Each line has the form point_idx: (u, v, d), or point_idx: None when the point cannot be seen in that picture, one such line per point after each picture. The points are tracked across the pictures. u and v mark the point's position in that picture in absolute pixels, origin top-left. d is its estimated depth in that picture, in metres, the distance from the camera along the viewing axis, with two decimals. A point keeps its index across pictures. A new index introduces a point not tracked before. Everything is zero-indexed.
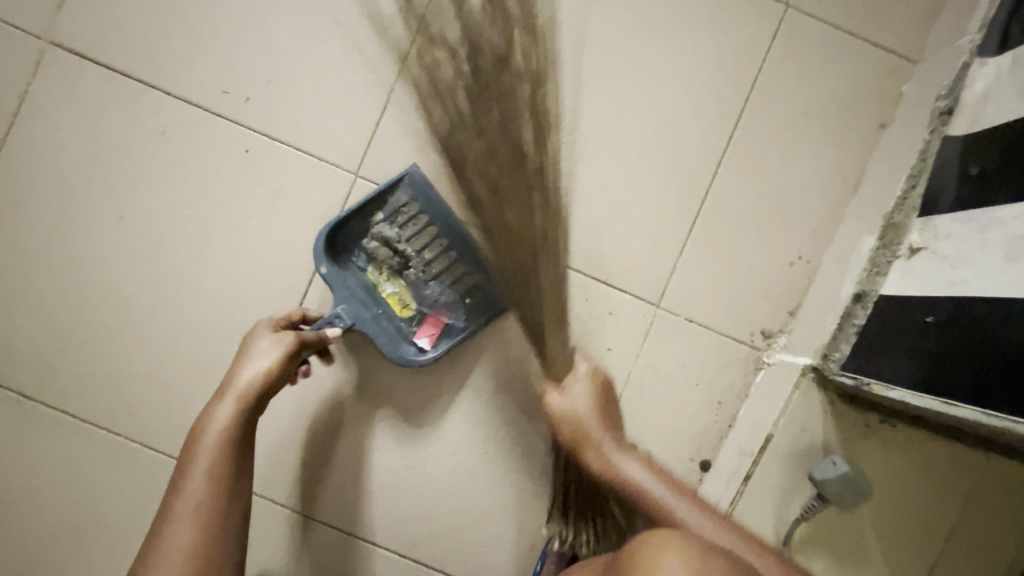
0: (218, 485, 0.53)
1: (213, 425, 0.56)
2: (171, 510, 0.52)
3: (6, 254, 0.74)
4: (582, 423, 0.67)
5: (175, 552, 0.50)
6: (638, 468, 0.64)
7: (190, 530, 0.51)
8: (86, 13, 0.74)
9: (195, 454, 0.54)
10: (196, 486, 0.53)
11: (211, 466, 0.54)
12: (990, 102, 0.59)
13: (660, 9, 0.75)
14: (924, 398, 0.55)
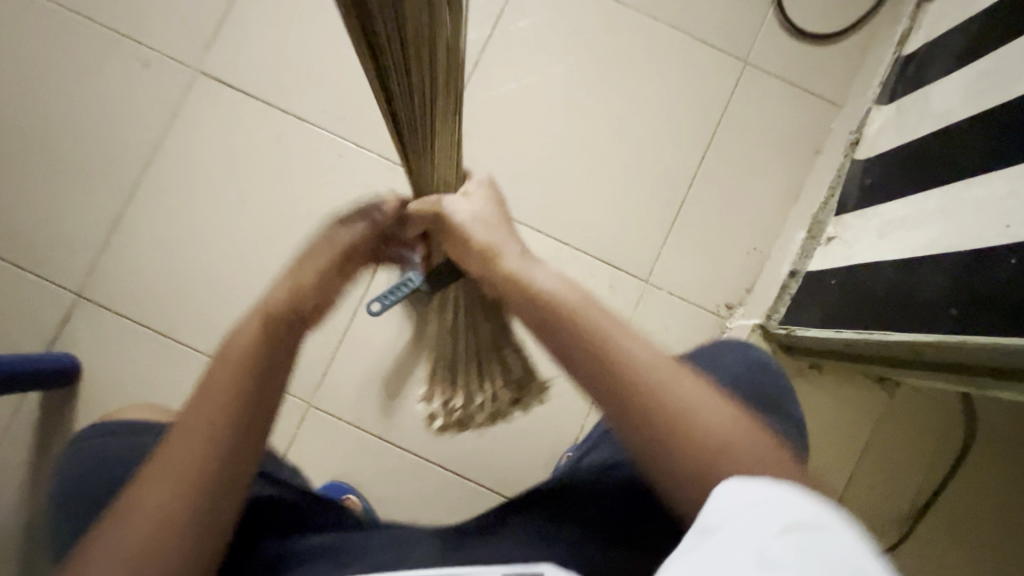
0: (227, 413, 0.51)
1: (239, 339, 0.54)
2: (178, 429, 0.51)
3: (156, 225, 0.98)
4: (493, 249, 0.61)
5: (160, 472, 0.49)
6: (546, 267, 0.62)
7: (191, 454, 0.49)
8: (227, 50, 0.99)
9: (218, 365, 0.53)
10: (204, 410, 0.51)
11: (224, 390, 0.51)
12: (880, 136, 0.86)
13: (653, 60, 1.01)
14: (827, 332, 0.79)
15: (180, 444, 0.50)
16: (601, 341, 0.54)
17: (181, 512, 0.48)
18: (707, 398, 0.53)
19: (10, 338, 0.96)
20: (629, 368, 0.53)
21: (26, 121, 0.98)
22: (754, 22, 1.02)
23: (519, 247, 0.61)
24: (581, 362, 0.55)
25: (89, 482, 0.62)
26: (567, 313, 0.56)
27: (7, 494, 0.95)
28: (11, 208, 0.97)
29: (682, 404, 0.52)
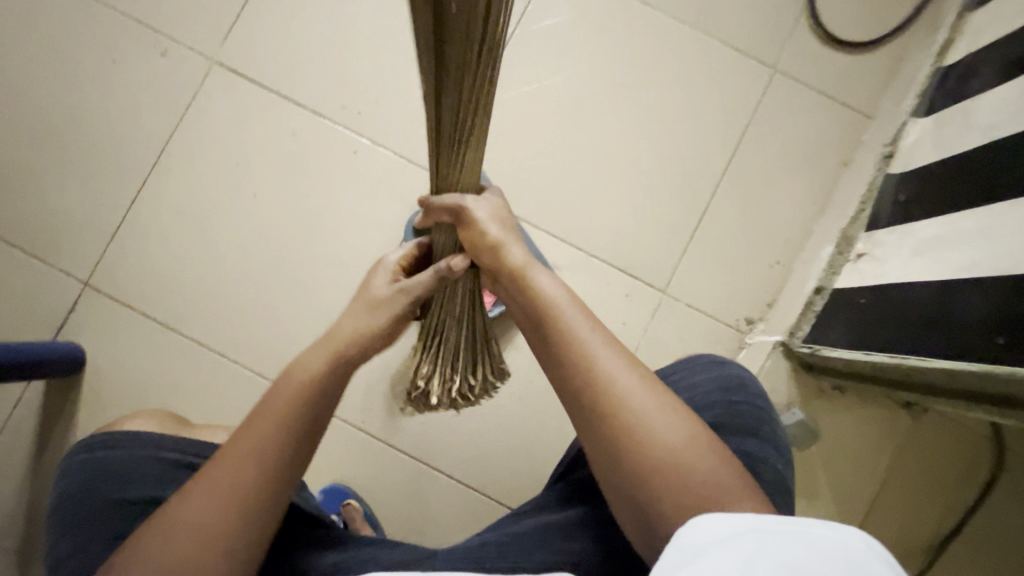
0: (282, 431, 0.54)
1: (304, 371, 0.58)
2: (230, 443, 0.53)
3: (167, 217, 0.97)
4: (500, 245, 0.66)
5: (207, 483, 0.51)
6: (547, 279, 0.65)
7: (242, 466, 0.51)
8: (244, 42, 0.98)
9: (280, 387, 0.57)
10: (263, 427, 0.54)
11: (283, 411, 0.55)
12: (915, 150, 0.82)
13: (679, 65, 0.98)
14: (854, 353, 0.77)
15: (229, 460, 0.52)
16: (564, 331, 0.60)
17: (221, 525, 0.49)
18: (653, 403, 0.54)
19: (18, 325, 0.96)
20: (592, 361, 0.57)
21: (43, 107, 0.97)
22: (785, 28, 0.98)
23: (524, 252, 0.67)
24: (546, 348, 0.61)
25: (96, 491, 0.61)
26: (545, 306, 0.63)
27: (8, 482, 0.94)
28: (25, 194, 0.97)
29: (637, 408, 0.54)
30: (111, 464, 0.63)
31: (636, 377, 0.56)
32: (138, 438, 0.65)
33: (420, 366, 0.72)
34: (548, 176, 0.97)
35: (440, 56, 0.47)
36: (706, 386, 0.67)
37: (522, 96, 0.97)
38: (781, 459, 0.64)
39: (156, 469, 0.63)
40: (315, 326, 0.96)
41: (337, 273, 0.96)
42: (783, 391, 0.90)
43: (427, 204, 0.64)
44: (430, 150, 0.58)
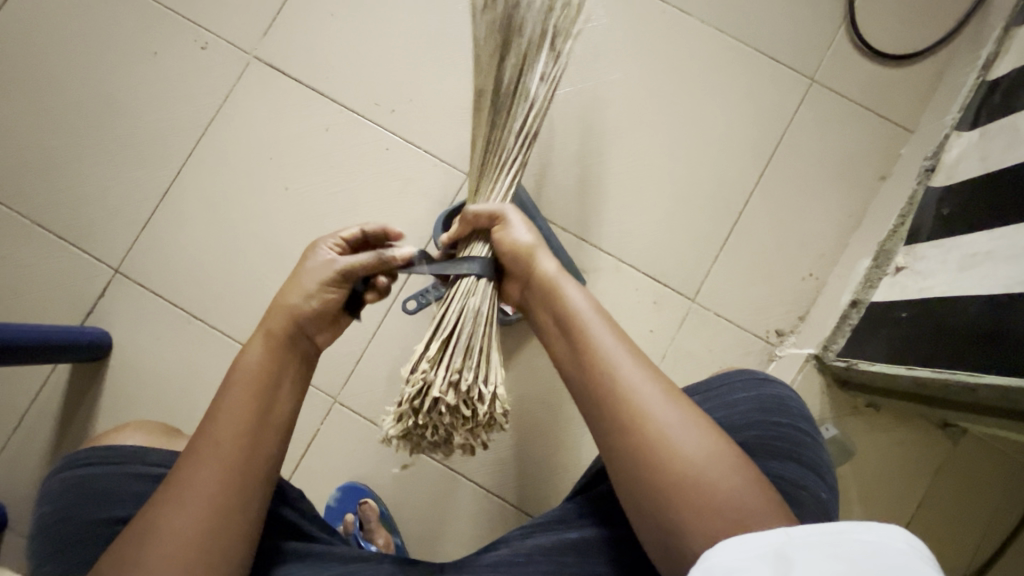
0: (242, 430, 0.54)
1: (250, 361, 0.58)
2: (195, 448, 0.53)
3: (200, 208, 0.98)
4: (531, 253, 0.65)
5: (181, 492, 0.51)
6: (578, 292, 0.64)
7: (216, 471, 0.52)
8: (283, 38, 0.99)
9: (229, 387, 0.56)
10: (223, 429, 0.54)
11: (241, 412, 0.55)
12: (959, 164, 0.80)
13: (714, 73, 0.97)
14: (896, 367, 0.74)
15: (200, 466, 0.52)
16: (589, 343, 0.59)
17: (201, 529, 0.50)
18: (679, 418, 0.52)
19: (48, 309, 0.97)
20: (615, 372, 0.56)
21: (82, 96, 0.99)
22: (824, 39, 0.97)
23: (555, 262, 0.66)
24: (574, 360, 0.60)
25: (82, 511, 0.60)
26: (571, 320, 0.61)
27: (29, 464, 0.94)
28: (61, 181, 0.98)
29: (660, 424, 0.52)
30: (101, 480, 0.61)
31: (663, 392, 0.54)
32: (117, 455, 0.63)
33: (429, 351, 0.65)
34: (579, 178, 0.96)
35: (495, 99, 0.68)
36: (745, 405, 0.65)
37: (556, 98, 0.97)
38: (823, 484, 0.61)
39: (140, 486, 0.61)
40: None
41: None
42: (814, 407, 0.87)
43: (465, 211, 0.68)
44: (484, 120, 0.69)
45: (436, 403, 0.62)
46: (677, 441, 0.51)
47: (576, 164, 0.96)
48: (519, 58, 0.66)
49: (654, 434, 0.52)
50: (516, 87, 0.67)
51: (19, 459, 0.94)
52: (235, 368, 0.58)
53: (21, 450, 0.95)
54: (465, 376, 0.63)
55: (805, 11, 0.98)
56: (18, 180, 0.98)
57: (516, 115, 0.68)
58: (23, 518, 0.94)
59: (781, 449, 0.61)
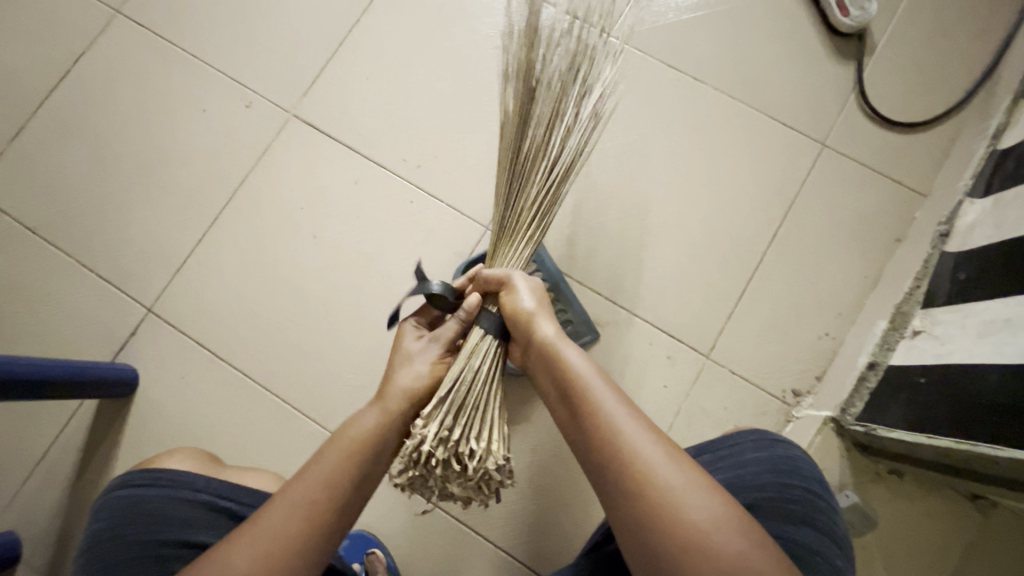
0: (331, 491, 0.59)
1: (361, 426, 0.64)
2: (285, 496, 0.57)
3: (232, 252, 1.03)
4: (532, 317, 0.67)
5: (258, 533, 0.54)
6: (578, 355, 0.65)
7: (292, 522, 0.55)
8: (321, 98, 1.06)
9: (337, 445, 0.62)
10: (319, 482, 0.59)
11: (336, 472, 0.60)
12: (973, 231, 0.81)
13: (727, 137, 1.01)
14: (918, 435, 0.72)
15: (281, 514, 0.56)
16: (593, 408, 0.59)
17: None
18: (684, 479, 0.52)
19: (84, 344, 1.01)
20: (617, 433, 0.56)
21: (134, 148, 1.07)
22: (834, 107, 1.01)
23: (555, 326, 0.67)
24: (576, 422, 0.61)
25: (128, 533, 0.65)
26: (573, 383, 0.62)
27: (48, 497, 0.96)
28: (107, 224, 1.05)
29: (665, 486, 0.52)
30: (149, 503, 0.67)
31: (665, 452, 0.54)
32: (173, 479, 0.68)
33: (425, 409, 0.64)
34: (595, 233, 0.99)
35: (519, 157, 0.71)
36: (758, 466, 0.66)
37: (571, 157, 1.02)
38: (839, 552, 0.60)
39: (189, 511, 0.67)
40: (359, 366, 0.98)
41: (384, 316, 0.99)
42: (834, 473, 0.85)
43: (477, 274, 0.71)
44: (507, 177, 0.72)
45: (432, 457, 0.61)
46: (691, 517, 0.50)
47: (591, 220, 0.99)
48: (546, 121, 0.70)
49: (668, 509, 0.50)
50: (541, 150, 0.70)
51: (39, 492, 0.97)
52: (349, 425, 0.64)
53: (42, 483, 0.97)
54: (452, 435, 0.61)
55: (815, 80, 1.02)
56: (68, 223, 1.05)
57: (543, 175, 0.71)
58: (37, 552, 0.95)
59: (796, 513, 0.61)
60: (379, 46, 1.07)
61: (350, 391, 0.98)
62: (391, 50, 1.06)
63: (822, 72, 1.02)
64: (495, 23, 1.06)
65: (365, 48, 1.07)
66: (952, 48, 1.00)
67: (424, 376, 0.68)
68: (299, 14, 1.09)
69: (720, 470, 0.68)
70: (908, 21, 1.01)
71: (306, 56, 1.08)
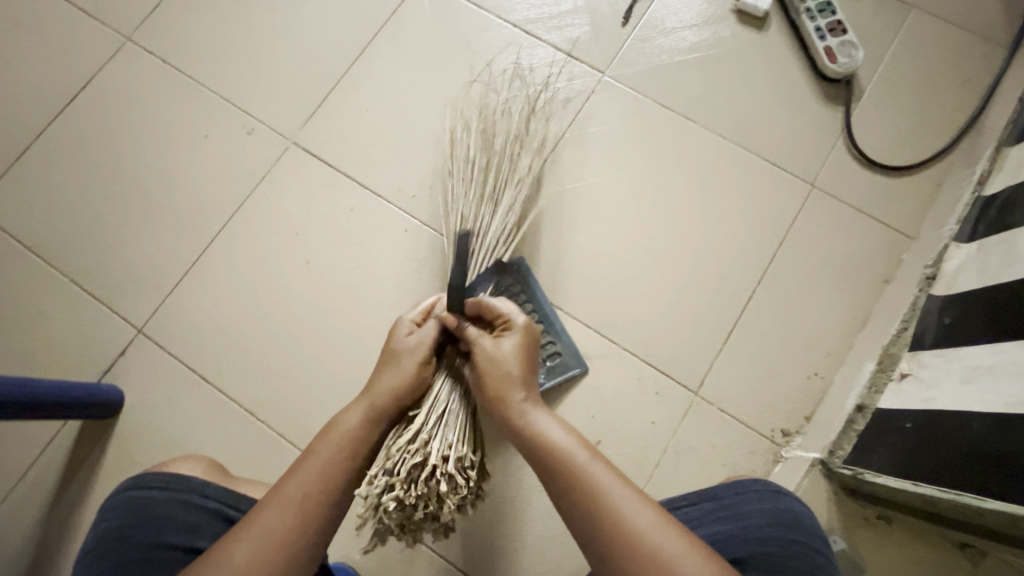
0: (324, 486, 0.63)
1: (344, 427, 0.69)
2: (278, 493, 0.62)
3: (225, 275, 1.04)
4: (506, 383, 0.72)
5: (256, 531, 0.59)
6: (549, 418, 0.70)
7: (287, 518, 0.60)
8: (322, 128, 1.09)
9: (325, 443, 0.67)
10: (306, 480, 0.63)
11: (325, 466, 0.65)
12: (959, 274, 0.82)
13: (717, 174, 1.03)
14: (902, 482, 0.73)
15: (276, 511, 0.60)
16: (566, 462, 0.64)
17: (257, 569, 0.57)
18: (652, 521, 0.57)
19: (72, 363, 1.01)
20: (591, 481, 0.61)
21: (137, 170, 1.09)
22: (823, 149, 1.03)
23: (528, 389, 0.73)
24: (549, 472, 0.64)
25: (133, 533, 0.65)
26: (543, 440, 0.67)
27: (24, 519, 0.95)
28: (104, 243, 1.06)
29: (635, 526, 0.57)
30: (153, 506, 0.68)
31: (637, 498, 0.60)
32: (181, 483, 0.70)
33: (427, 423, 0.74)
34: (585, 265, 1.00)
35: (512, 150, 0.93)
36: (759, 518, 0.67)
37: (561, 187, 1.03)
38: None
39: (193, 516, 0.68)
40: (346, 394, 0.98)
41: (374, 343, 1.00)
42: (823, 517, 0.83)
43: (483, 306, 0.78)
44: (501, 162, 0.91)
45: (435, 473, 0.68)
46: (661, 552, 0.55)
47: (582, 252, 1.01)
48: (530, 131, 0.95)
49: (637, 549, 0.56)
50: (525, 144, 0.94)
51: (14, 513, 0.95)
52: (334, 423, 0.70)
53: (18, 504, 0.95)
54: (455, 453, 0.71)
55: (805, 121, 1.04)
56: (66, 241, 1.06)
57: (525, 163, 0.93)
58: None
59: (799, 568, 0.62)
60: (381, 79, 1.10)
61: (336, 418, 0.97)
62: (392, 81, 1.09)
63: (811, 115, 1.04)
64: (494, 60, 1.08)
65: (368, 80, 1.10)
66: (939, 95, 1.03)
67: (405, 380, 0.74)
68: (306, 46, 1.12)
69: (724, 522, 0.69)
70: (895, 68, 1.04)
71: (310, 86, 1.10)
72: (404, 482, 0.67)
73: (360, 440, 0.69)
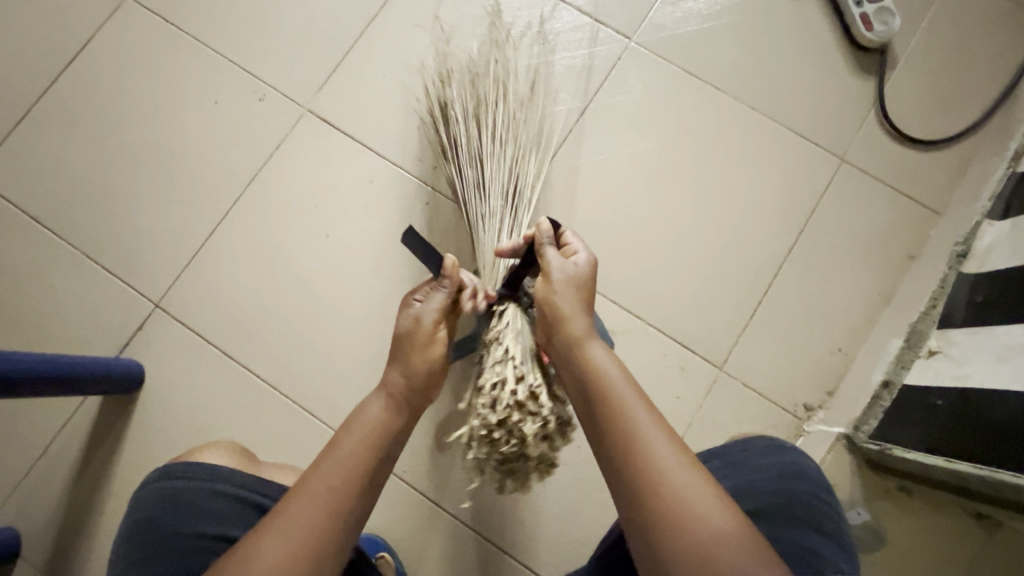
0: (351, 475, 0.61)
1: (368, 419, 0.67)
2: (305, 487, 0.59)
3: (242, 248, 1.01)
4: (551, 283, 0.72)
5: (283, 526, 0.56)
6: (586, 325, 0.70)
7: (313, 515, 0.57)
8: (335, 95, 1.04)
9: (347, 437, 0.65)
10: (333, 476, 0.60)
11: (353, 457, 0.63)
12: (991, 253, 0.83)
13: (746, 147, 1.01)
14: (933, 458, 0.75)
15: (303, 505, 0.57)
16: (587, 359, 0.66)
17: (284, 567, 0.53)
18: (646, 421, 0.59)
19: (88, 338, 0.99)
20: (602, 378, 0.64)
21: (144, 138, 1.04)
22: (854, 123, 1.01)
23: (576, 295, 0.72)
24: (588, 404, 0.64)
25: (165, 524, 0.66)
26: (571, 336, 0.69)
27: (48, 493, 0.95)
28: (113, 216, 1.03)
29: (627, 418, 0.60)
30: (183, 495, 0.68)
31: (644, 407, 0.60)
32: (209, 472, 0.70)
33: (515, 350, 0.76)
34: (612, 240, 0.99)
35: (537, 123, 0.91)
36: (766, 472, 0.67)
37: (587, 159, 1.01)
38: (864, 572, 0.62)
39: (223, 504, 0.68)
40: (370, 370, 0.98)
41: (397, 318, 0.99)
42: (846, 489, 0.87)
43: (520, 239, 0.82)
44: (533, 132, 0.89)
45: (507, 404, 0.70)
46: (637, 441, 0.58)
47: (609, 225, 0.99)
48: None
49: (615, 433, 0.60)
50: None
51: (39, 488, 0.95)
52: (360, 416, 0.67)
53: (42, 479, 0.95)
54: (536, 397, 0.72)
55: (836, 93, 1.02)
56: (73, 213, 1.03)
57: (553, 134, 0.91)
58: (37, 548, 0.94)
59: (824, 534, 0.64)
60: (397, 42, 1.05)
61: (361, 394, 0.97)
62: (407, 44, 1.04)
63: (843, 85, 1.02)
64: (514, 22, 1.03)
65: (382, 44, 1.05)
66: (974, 66, 1.00)
67: (417, 352, 0.73)
68: (315, 7, 1.06)
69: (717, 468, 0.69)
70: (930, 38, 1.01)
71: (321, 50, 1.05)
72: (483, 406, 0.71)
73: (384, 432, 0.67)
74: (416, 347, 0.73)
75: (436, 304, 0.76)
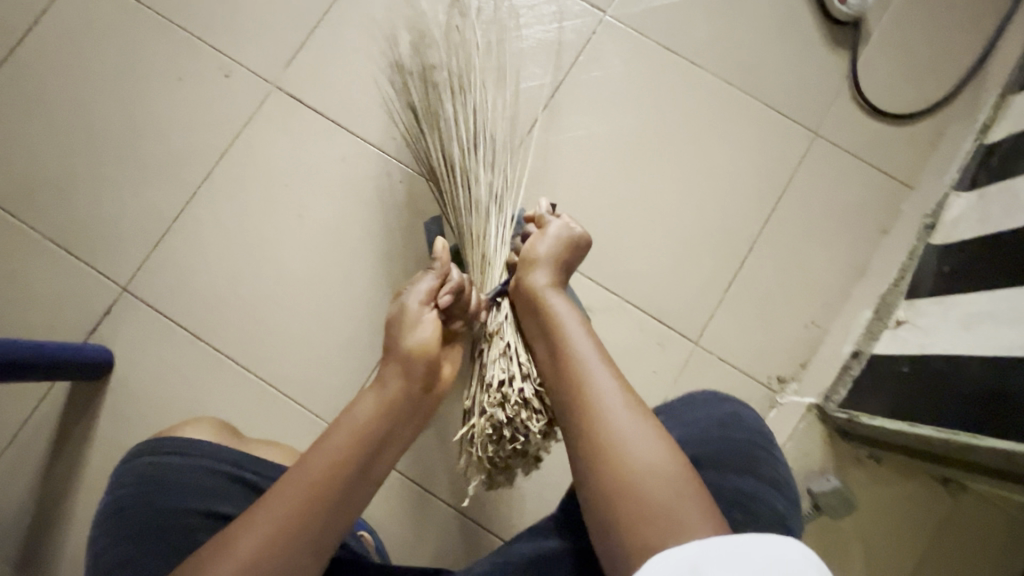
0: (334, 471, 0.60)
1: (359, 415, 0.66)
2: (286, 481, 0.59)
3: (212, 229, 0.99)
4: (532, 267, 0.76)
5: (261, 519, 0.56)
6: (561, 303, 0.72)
7: (290, 510, 0.57)
8: (305, 71, 1.01)
9: (336, 432, 0.64)
10: (315, 470, 0.60)
11: (339, 453, 0.62)
12: (957, 225, 0.86)
13: (722, 122, 1.00)
14: (897, 424, 0.76)
15: (282, 498, 0.57)
16: (559, 331, 0.69)
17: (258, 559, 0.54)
18: (611, 386, 0.62)
19: (54, 324, 0.97)
20: (572, 348, 0.67)
21: (105, 116, 1.01)
22: (828, 96, 1.01)
23: (551, 278, 0.75)
24: (557, 372, 0.67)
25: (151, 500, 0.65)
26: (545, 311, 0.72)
27: (19, 481, 0.93)
28: (76, 198, 0.99)
29: (594, 382, 0.62)
30: (168, 472, 0.68)
31: (612, 375, 0.63)
32: (197, 448, 0.70)
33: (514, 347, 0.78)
34: (588, 216, 0.98)
35: None
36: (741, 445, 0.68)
37: (563, 135, 1.00)
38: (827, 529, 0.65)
39: (212, 481, 0.68)
40: (347, 350, 0.97)
41: (373, 299, 0.98)
42: (817, 457, 0.89)
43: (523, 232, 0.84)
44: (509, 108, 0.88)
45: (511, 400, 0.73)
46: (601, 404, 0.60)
47: (586, 202, 0.98)
48: None
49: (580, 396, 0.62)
50: None
51: (8, 476, 0.93)
52: (352, 411, 0.66)
53: (11, 467, 0.93)
54: (533, 377, 0.74)
55: (811, 67, 1.01)
56: (33, 195, 0.99)
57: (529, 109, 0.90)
58: (9, 536, 0.92)
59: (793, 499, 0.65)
60: (369, 16, 1.02)
61: (338, 376, 0.96)
62: (379, 17, 1.02)
63: (818, 59, 1.02)
64: None
65: (353, 18, 1.02)
66: (946, 40, 1.01)
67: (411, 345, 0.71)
68: None
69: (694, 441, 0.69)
70: (904, 11, 1.01)
71: (290, 24, 1.02)
72: (493, 404, 0.73)
73: (372, 429, 0.65)
74: (410, 340, 0.71)
75: (426, 291, 0.75)
